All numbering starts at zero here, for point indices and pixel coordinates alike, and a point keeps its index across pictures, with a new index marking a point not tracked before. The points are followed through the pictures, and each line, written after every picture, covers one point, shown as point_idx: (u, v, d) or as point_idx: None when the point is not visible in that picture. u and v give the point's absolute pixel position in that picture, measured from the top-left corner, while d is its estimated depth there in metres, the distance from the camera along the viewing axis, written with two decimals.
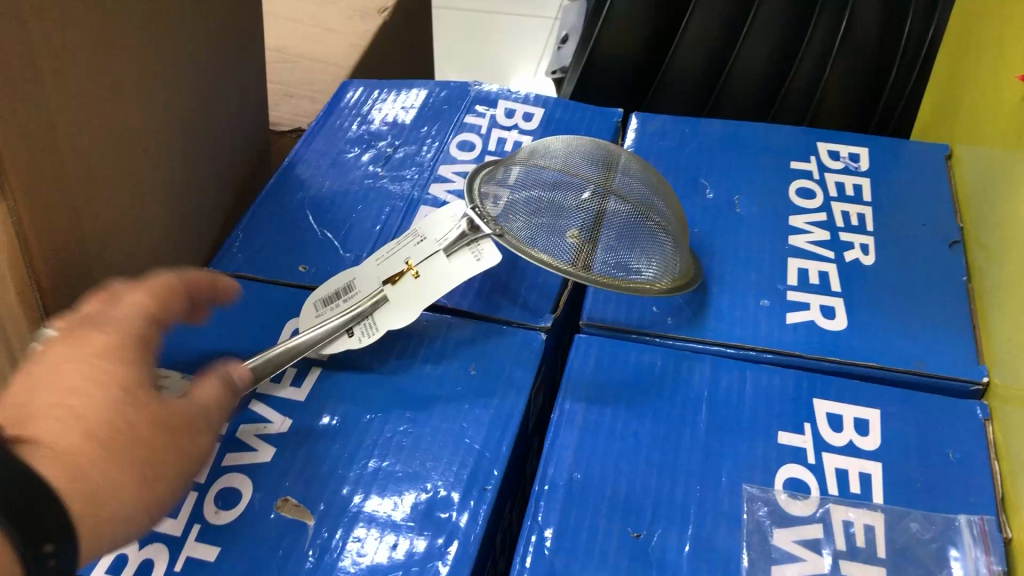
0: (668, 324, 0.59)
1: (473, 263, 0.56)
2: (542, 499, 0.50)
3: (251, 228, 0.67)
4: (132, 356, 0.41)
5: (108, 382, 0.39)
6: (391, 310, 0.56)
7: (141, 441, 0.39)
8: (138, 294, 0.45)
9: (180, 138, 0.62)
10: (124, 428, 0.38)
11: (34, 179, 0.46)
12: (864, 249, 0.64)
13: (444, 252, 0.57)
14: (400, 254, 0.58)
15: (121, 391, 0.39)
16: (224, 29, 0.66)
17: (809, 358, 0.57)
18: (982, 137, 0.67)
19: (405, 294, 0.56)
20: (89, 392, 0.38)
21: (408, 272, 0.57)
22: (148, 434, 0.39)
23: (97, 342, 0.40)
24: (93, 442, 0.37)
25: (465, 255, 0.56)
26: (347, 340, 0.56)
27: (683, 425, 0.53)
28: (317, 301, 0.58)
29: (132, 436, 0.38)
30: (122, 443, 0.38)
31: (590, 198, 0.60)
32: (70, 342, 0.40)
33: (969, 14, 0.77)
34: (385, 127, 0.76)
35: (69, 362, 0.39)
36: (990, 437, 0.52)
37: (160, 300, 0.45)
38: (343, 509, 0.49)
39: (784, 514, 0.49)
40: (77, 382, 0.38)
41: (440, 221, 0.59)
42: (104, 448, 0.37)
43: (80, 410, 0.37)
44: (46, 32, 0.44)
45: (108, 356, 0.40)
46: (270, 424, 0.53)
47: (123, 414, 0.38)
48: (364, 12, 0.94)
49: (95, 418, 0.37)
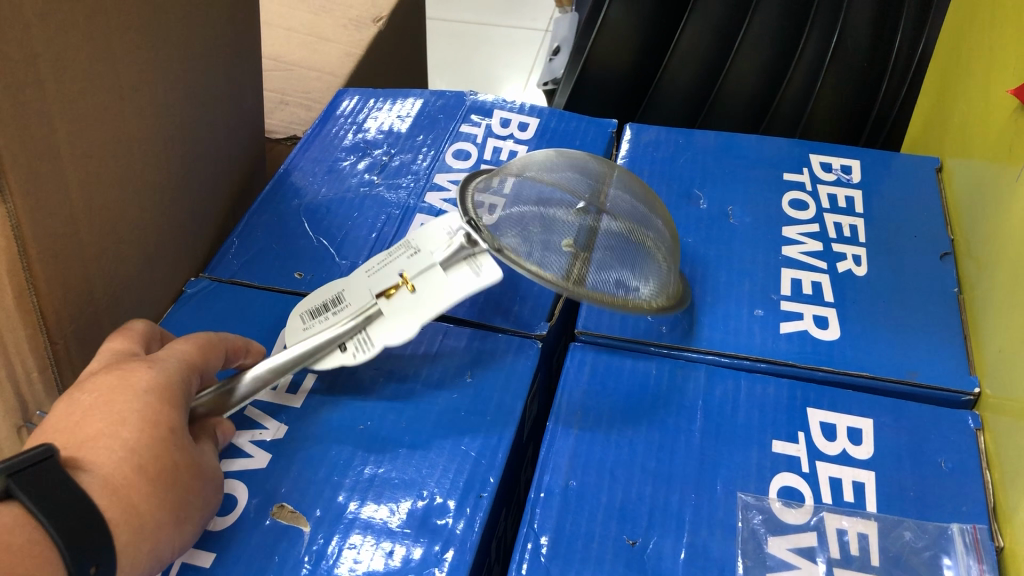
0: (662, 333, 0.60)
1: (472, 277, 0.55)
2: (538, 506, 0.50)
3: (247, 234, 0.67)
4: (177, 399, 0.45)
5: (158, 421, 0.43)
6: (385, 326, 0.55)
7: (181, 482, 0.43)
8: (186, 346, 0.49)
9: (178, 149, 0.62)
10: (168, 466, 0.42)
11: (32, 185, 0.46)
12: (857, 260, 0.65)
13: (440, 265, 0.56)
14: (394, 266, 0.57)
15: (170, 431, 0.43)
16: (222, 39, 0.66)
17: (802, 367, 0.57)
18: (972, 150, 0.67)
19: (398, 308, 0.55)
20: (140, 428, 0.42)
21: (403, 285, 0.55)
22: (186, 476, 0.43)
23: (146, 382, 0.45)
24: (143, 476, 0.41)
25: (465, 270, 0.55)
26: (340, 356, 0.55)
27: (677, 433, 0.54)
28: (305, 313, 0.57)
29: (175, 475, 0.42)
30: (166, 483, 0.42)
31: (584, 217, 0.59)
32: (123, 376, 0.44)
33: (958, 30, 0.78)
34: (381, 136, 0.76)
35: (122, 397, 0.43)
36: (982, 446, 0.52)
37: (203, 355, 0.50)
38: (339, 516, 0.49)
39: (778, 522, 0.49)
40: (129, 416, 0.42)
41: (433, 234, 0.58)
42: (150, 483, 0.41)
43: (133, 444, 0.41)
44: (48, 39, 0.44)
45: (154, 396, 0.44)
46: (265, 430, 0.53)
47: (170, 453, 0.42)
48: (358, 21, 0.94)
49: (144, 453, 0.41)
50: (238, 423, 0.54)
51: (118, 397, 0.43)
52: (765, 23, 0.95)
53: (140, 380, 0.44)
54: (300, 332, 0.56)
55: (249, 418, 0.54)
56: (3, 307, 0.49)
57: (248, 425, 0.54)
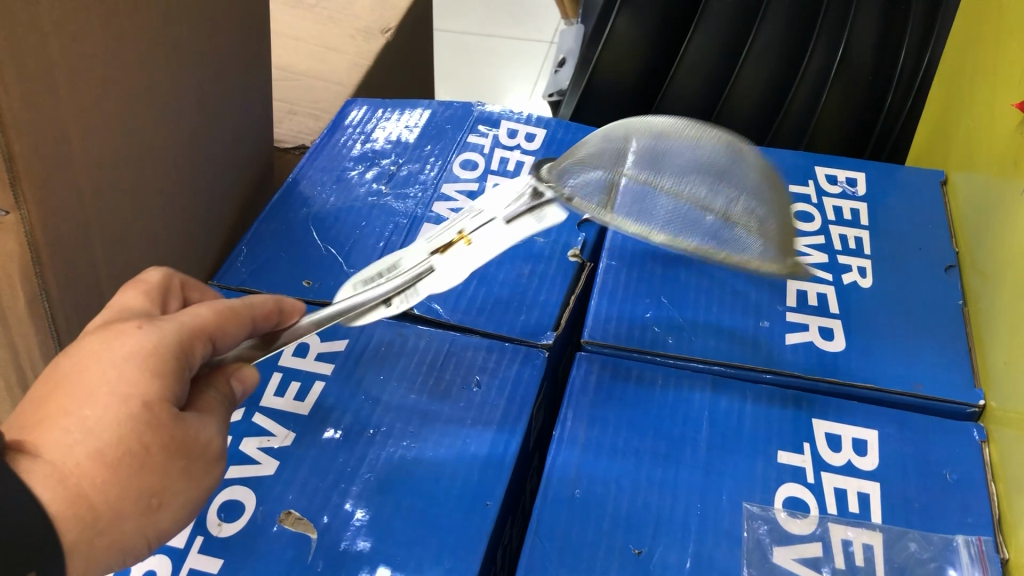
0: (668, 343, 0.60)
1: (536, 225, 0.63)
2: (544, 515, 0.50)
3: (255, 242, 0.67)
4: (164, 368, 0.38)
5: (130, 394, 0.36)
6: (436, 279, 0.60)
7: (152, 467, 0.36)
8: (201, 309, 0.42)
9: (187, 155, 0.62)
10: (134, 449, 0.36)
11: (46, 191, 0.46)
12: (862, 272, 0.65)
13: (503, 219, 0.62)
14: (455, 226, 0.63)
15: (141, 406, 0.36)
16: (232, 47, 0.66)
17: (808, 379, 0.57)
18: (978, 164, 0.68)
19: (453, 261, 0.61)
20: (106, 405, 0.36)
21: (460, 240, 0.61)
22: (160, 459, 0.37)
23: (131, 348, 0.38)
24: (99, 464, 0.35)
25: (531, 224, 0.63)
26: (385, 311, 0.59)
27: (683, 443, 0.54)
28: (359, 281, 0.61)
29: (145, 461, 0.36)
30: (129, 469, 0.36)
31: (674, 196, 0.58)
32: (107, 340, 0.38)
33: (962, 45, 0.78)
34: (389, 145, 0.77)
35: (93, 363, 0.37)
36: (987, 458, 0.52)
37: (221, 323, 0.42)
38: (347, 523, 0.49)
39: (783, 532, 0.49)
40: (95, 391, 0.36)
41: (503, 195, 0.64)
42: (108, 471, 0.35)
43: (90, 425, 0.35)
44: (62, 49, 0.45)
45: (133, 364, 0.37)
46: (273, 437, 0.54)
47: (138, 433, 0.36)
48: (366, 32, 0.95)
49: (107, 436, 0.35)
50: (246, 431, 0.54)
51: (93, 363, 0.37)
52: (770, 34, 0.96)
53: (123, 345, 0.38)
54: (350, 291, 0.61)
55: (257, 425, 0.54)
56: (14, 310, 0.50)
57: (256, 432, 0.54)
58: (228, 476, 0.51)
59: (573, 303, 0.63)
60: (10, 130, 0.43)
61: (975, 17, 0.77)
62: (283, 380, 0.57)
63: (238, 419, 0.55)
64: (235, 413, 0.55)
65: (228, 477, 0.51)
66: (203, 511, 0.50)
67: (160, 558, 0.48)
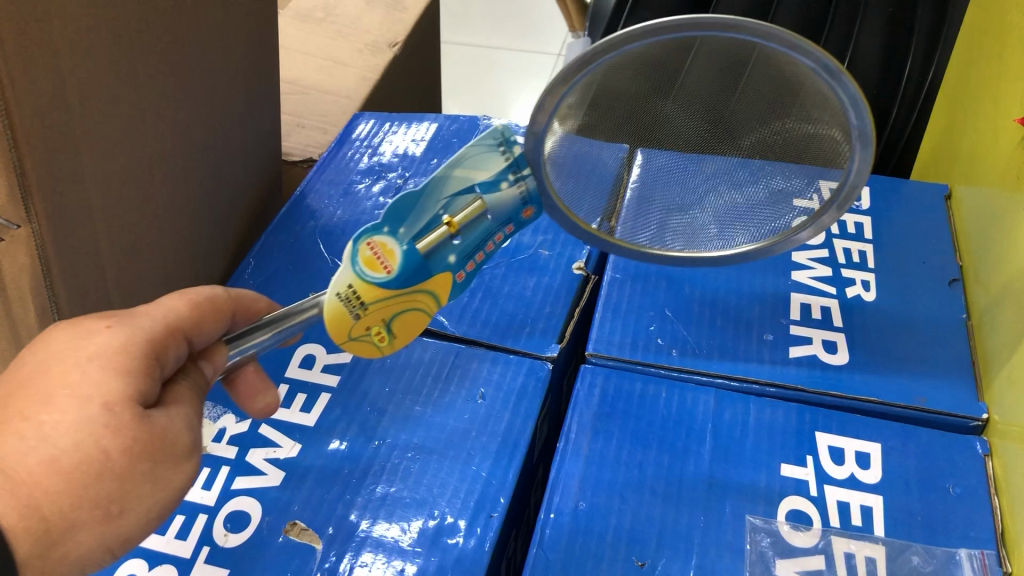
0: (672, 356, 0.60)
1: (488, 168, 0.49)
2: (548, 527, 0.50)
3: (263, 255, 0.68)
4: (132, 368, 0.38)
5: (90, 397, 0.36)
6: None
7: (111, 474, 0.36)
8: (177, 304, 0.42)
9: (195, 168, 0.63)
10: (93, 455, 0.35)
11: (57, 206, 0.47)
12: (865, 286, 0.65)
13: None
14: None
15: (101, 409, 0.36)
16: (239, 62, 0.67)
17: (810, 392, 0.57)
18: (981, 178, 0.68)
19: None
20: (65, 409, 0.36)
21: None
22: (121, 463, 0.36)
23: (98, 347, 0.38)
24: (53, 472, 0.34)
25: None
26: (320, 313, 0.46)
27: (686, 456, 0.54)
28: None
29: (104, 468, 0.35)
30: (85, 478, 0.35)
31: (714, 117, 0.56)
32: (75, 340, 0.38)
33: (967, 60, 0.79)
34: (396, 159, 0.77)
35: (58, 365, 0.37)
36: (991, 472, 0.53)
37: (197, 319, 0.43)
38: (351, 534, 0.49)
39: (787, 545, 0.50)
40: (57, 394, 0.36)
41: None
42: (64, 479, 0.35)
43: (46, 431, 0.35)
44: (71, 65, 0.45)
45: (96, 364, 0.37)
46: (279, 448, 0.54)
47: (97, 438, 0.35)
48: (375, 46, 0.96)
49: (64, 443, 0.35)
50: (253, 442, 0.55)
51: (55, 365, 0.37)
52: None
53: (90, 345, 0.38)
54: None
55: (263, 436, 0.55)
56: (26, 321, 0.51)
57: (263, 443, 0.55)
58: (234, 488, 0.52)
59: (578, 316, 0.64)
60: (21, 144, 0.43)
61: (978, 32, 0.77)
62: (290, 392, 0.58)
63: (245, 430, 0.55)
64: (241, 424, 0.56)
65: (233, 488, 0.52)
66: (209, 522, 0.50)
67: (166, 568, 0.48)
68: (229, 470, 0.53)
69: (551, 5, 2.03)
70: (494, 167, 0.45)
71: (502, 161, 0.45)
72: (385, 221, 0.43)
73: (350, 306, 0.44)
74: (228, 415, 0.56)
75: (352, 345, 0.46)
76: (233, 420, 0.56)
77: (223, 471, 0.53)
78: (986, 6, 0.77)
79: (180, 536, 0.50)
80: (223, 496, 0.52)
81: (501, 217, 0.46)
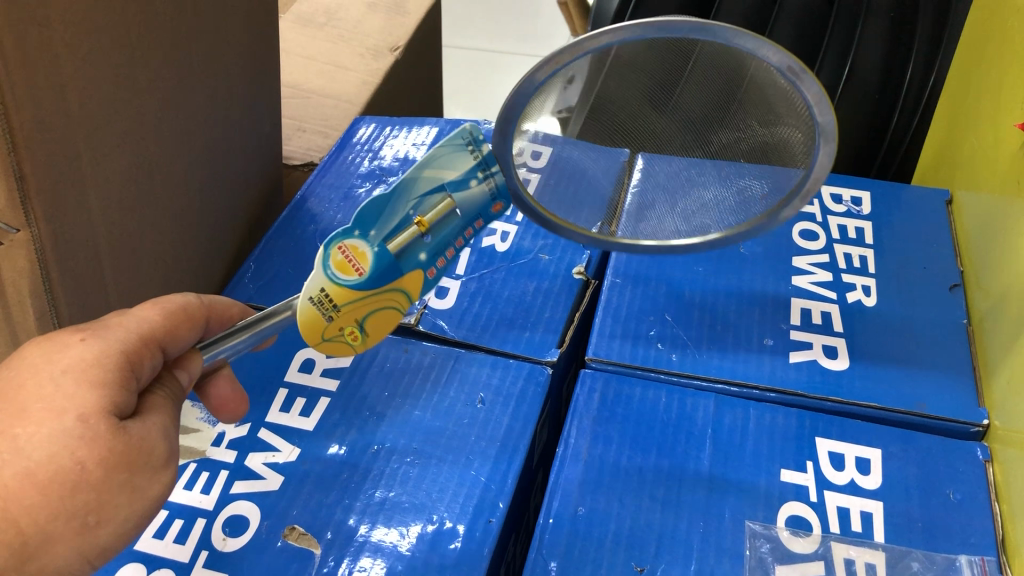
0: (672, 361, 0.60)
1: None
2: (547, 532, 0.50)
3: (263, 259, 0.68)
4: (106, 380, 0.39)
5: (64, 409, 0.38)
6: None
7: (87, 484, 0.37)
8: (150, 314, 0.44)
9: (196, 172, 0.63)
10: (67, 466, 0.37)
11: (57, 210, 0.47)
12: (866, 291, 0.65)
13: None
14: None
15: (76, 420, 0.37)
16: (239, 67, 0.67)
17: (810, 398, 0.57)
18: (981, 184, 0.68)
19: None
20: (39, 422, 0.37)
21: None
22: (98, 474, 0.37)
23: (71, 360, 0.39)
24: (28, 484, 0.36)
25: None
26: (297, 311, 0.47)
27: (686, 461, 0.54)
28: None
29: (80, 479, 0.37)
30: (63, 488, 0.36)
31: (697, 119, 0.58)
32: (49, 354, 0.39)
33: (968, 65, 0.79)
34: (396, 163, 0.77)
35: (31, 379, 0.38)
36: (991, 478, 0.52)
37: (170, 327, 0.44)
38: (350, 539, 0.49)
39: (786, 551, 0.49)
40: (30, 407, 0.38)
41: None
42: (39, 490, 0.36)
43: (20, 444, 0.37)
44: (72, 70, 0.46)
45: (70, 377, 0.39)
46: (279, 452, 0.54)
47: (72, 450, 0.37)
48: (376, 50, 0.96)
49: (38, 456, 0.36)
50: (252, 446, 0.55)
51: (30, 379, 0.39)
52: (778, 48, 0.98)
53: (64, 358, 0.39)
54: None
55: (262, 440, 0.55)
56: (24, 326, 0.51)
57: (262, 447, 0.55)
58: (233, 492, 0.52)
59: (578, 320, 0.64)
60: (19, 147, 0.43)
61: (979, 37, 0.77)
62: (289, 397, 0.58)
63: (244, 434, 0.55)
64: (241, 428, 0.56)
65: (232, 493, 0.52)
66: (208, 526, 0.50)
67: (164, 572, 0.48)
68: (228, 474, 0.53)
69: (552, 9, 2.03)
70: (462, 166, 0.47)
71: (471, 159, 0.48)
72: (356, 226, 0.45)
73: (323, 309, 0.45)
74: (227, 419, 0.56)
75: (326, 347, 0.46)
76: (233, 424, 0.56)
77: (222, 475, 0.53)
78: (988, 11, 0.77)
79: (179, 541, 0.50)
80: (221, 501, 0.52)
81: (469, 213, 0.48)
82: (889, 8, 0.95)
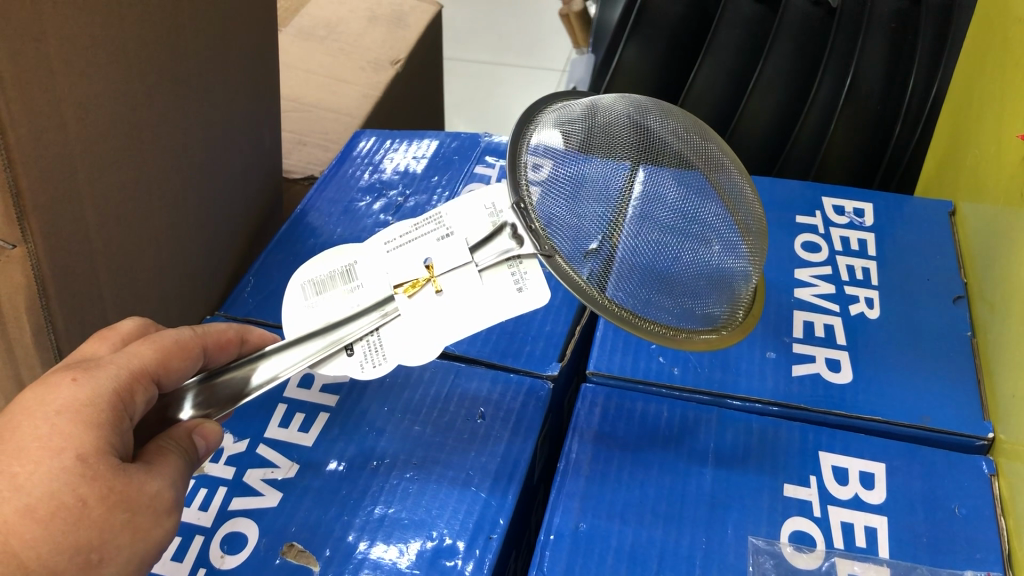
0: (674, 375, 0.59)
1: (513, 295, 0.50)
2: (548, 549, 0.49)
3: (263, 274, 0.68)
4: (102, 420, 0.40)
5: (63, 447, 0.38)
6: (404, 329, 0.51)
7: (89, 520, 0.37)
8: (143, 349, 0.44)
9: (195, 189, 0.63)
10: (69, 502, 0.37)
11: (54, 226, 0.47)
12: (869, 303, 0.65)
13: (476, 266, 0.51)
14: (423, 254, 0.52)
15: (75, 459, 0.38)
16: (239, 84, 0.67)
17: (813, 412, 0.57)
18: (982, 197, 0.68)
19: (421, 309, 0.51)
20: (37, 459, 0.37)
21: (430, 283, 0.51)
22: (99, 510, 0.38)
23: (65, 401, 0.40)
24: (28, 519, 0.36)
25: (506, 280, 0.50)
26: (347, 361, 0.52)
27: (689, 477, 0.54)
28: (308, 285, 0.55)
29: (81, 514, 0.37)
30: (64, 522, 0.37)
31: (690, 222, 0.53)
32: (41, 395, 0.40)
33: (967, 78, 0.79)
34: (396, 176, 0.77)
35: (26, 421, 0.39)
36: (996, 492, 0.52)
37: (165, 360, 0.45)
38: (349, 556, 0.49)
39: (789, 567, 0.49)
40: (26, 446, 0.38)
41: (469, 213, 0.53)
42: (41, 525, 0.36)
43: (20, 481, 0.37)
44: (67, 88, 0.45)
45: (66, 417, 0.39)
46: (277, 468, 0.54)
47: (73, 486, 0.37)
48: (376, 64, 0.97)
49: (38, 492, 0.37)
50: (250, 462, 0.54)
51: (25, 419, 0.39)
52: (776, 65, 0.98)
53: (57, 399, 0.40)
54: (303, 308, 0.54)
55: (263, 457, 0.55)
56: (22, 341, 0.51)
57: (261, 462, 0.54)
58: (231, 508, 0.52)
59: (580, 330, 0.63)
60: (16, 165, 0.43)
61: (981, 47, 0.77)
62: (288, 411, 0.57)
63: (243, 449, 0.55)
64: (238, 443, 0.55)
65: (231, 509, 0.52)
66: (206, 544, 0.50)
67: None
68: (227, 490, 0.53)
69: (554, 21, 2.03)
70: None
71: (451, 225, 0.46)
72: None
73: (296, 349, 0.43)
74: (227, 434, 0.56)
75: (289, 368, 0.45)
76: (231, 440, 0.56)
77: (220, 492, 0.53)
78: (989, 19, 0.76)
79: (176, 558, 0.49)
80: (219, 518, 0.51)
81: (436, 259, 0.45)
82: (890, 20, 0.94)
